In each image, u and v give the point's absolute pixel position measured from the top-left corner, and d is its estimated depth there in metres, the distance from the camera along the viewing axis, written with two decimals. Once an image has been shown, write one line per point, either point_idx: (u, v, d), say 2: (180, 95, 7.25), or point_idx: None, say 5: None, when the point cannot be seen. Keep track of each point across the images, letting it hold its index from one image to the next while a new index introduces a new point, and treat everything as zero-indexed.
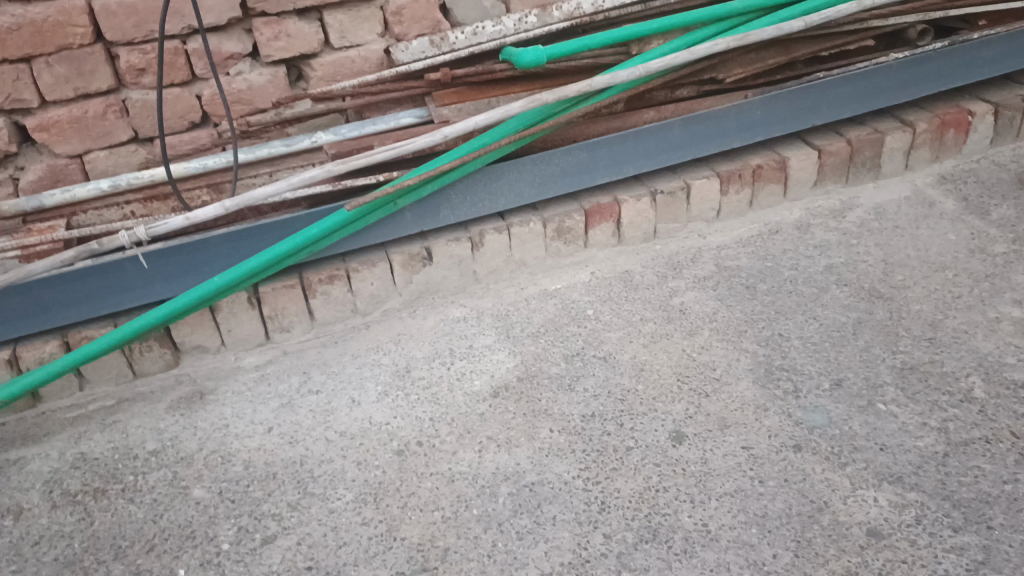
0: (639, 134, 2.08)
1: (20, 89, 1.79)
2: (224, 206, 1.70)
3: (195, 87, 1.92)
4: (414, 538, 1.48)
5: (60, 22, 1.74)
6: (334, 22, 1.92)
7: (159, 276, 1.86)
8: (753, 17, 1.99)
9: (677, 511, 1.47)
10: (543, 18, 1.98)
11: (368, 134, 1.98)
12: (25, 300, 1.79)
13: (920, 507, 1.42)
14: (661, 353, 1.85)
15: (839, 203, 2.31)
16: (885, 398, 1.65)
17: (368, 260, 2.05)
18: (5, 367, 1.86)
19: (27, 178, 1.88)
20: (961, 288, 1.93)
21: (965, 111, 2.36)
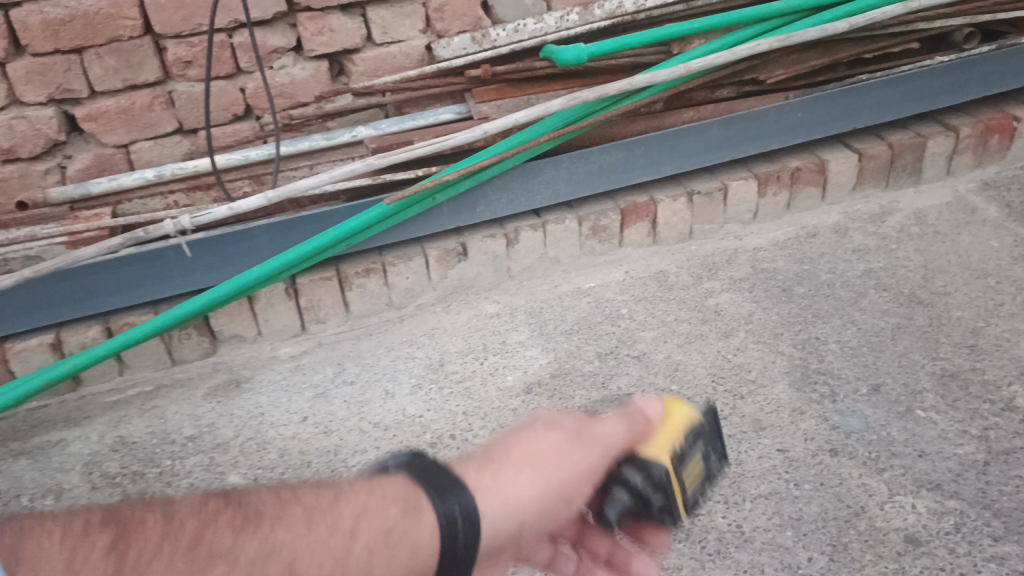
0: (677, 134, 2.08)
1: (71, 79, 1.83)
2: (266, 197, 1.72)
3: (239, 81, 1.95)
4: None
5: (111, 15, 1.77)
6: (377, 17, 1.94)
7: (200, 266, 1.89)
8: (797, 18, 1.97)
9: (711, 512, 1.46)
10: (584, 17, 1.98)
11: (407, 129, 1.99)
12: (71, 286, 1.83)
13: (959, 515, 1.40)
14: (696, 354, 1.84)
15: (878, 207, 2.28)
16: (924, 404, 1.63)
17: (404, 255, 2.07)
18: (50, 351, 1.91)
19: (74, 167, 1.93)
20: (1003, 296, 1.90)
21: (1010, 117, 2.32)
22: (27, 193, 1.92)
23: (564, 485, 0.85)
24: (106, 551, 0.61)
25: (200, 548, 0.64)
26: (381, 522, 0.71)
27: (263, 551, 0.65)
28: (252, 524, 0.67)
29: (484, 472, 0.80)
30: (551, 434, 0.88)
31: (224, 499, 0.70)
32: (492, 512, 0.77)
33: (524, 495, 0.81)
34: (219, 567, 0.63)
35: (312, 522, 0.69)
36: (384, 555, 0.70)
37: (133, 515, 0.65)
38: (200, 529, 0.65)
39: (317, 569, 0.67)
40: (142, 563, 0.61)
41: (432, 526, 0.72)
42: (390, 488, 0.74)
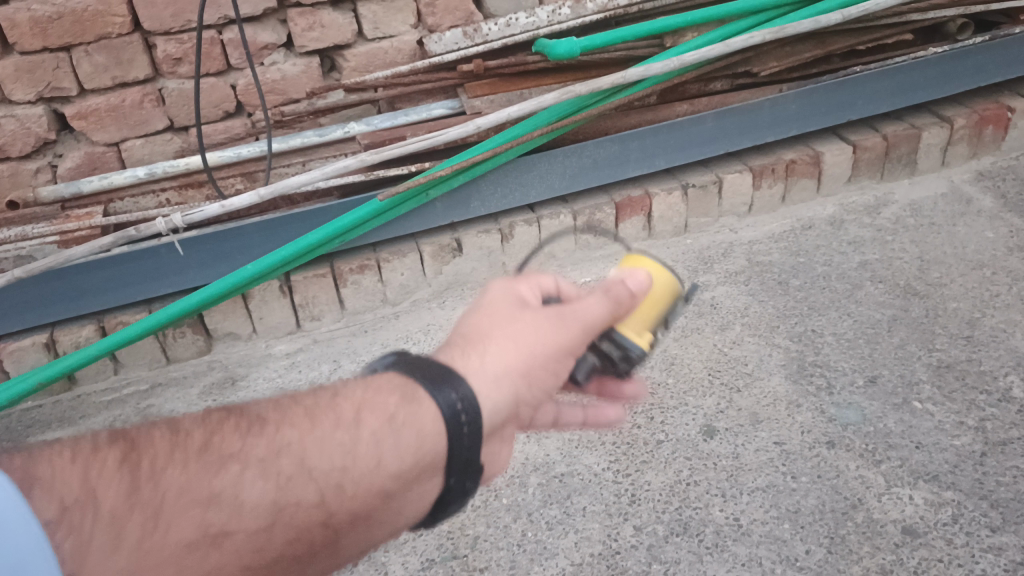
0: (672, 127, 2.07)
1: (60, 77, 1.81)
2: (258, 194, 1.71)
3: (230, 77, 1.94)
4: (444, 526, 1.50)
5: (99, 11, 1.76)
6: (368, 12, 1.93)
7: (193, 264, 1.88)
8: (790, 9, 1.96)
9: (708, 505, 1.46)
10: (577, 10, 1.97)
11: (400, 125, 1.99)
12: (63, 285, 1.82)
13: (956, 506, 1.40)
14: (693, 347, 1.84)
15: (874, 199, 2.27)
16: (921, 396, 1.63)
17: (398, 251, 2.06)
18: (43, 351, 1.90)
19: (65, 165, 1.91)
20: (999, 287, 1.90)
21: (1005, 107, 2.32)
22: (18, 192, 1.91)
23: (549, 361, 0.92)
24: (117, 464, 0.66)
25: (208, 452, 0.70)
26: (381, 411, 0.79)
27: (274, 448, 0.72)
28: (256, 428, 0.74)
29: (469, 354, 0.88)
30: (531, 314, 0.93)
31: (225, 411, 0.76)
32: (483, 390, 0.84)
33: (512, 368, 0.87)
34: (234, 465, 0.69)
35: (313, 421, 0.76)
36: (389, 444, 0.77)
37: (139, 433, 0.70)
38: (209, 437, 0.71)
39: (327, 459, 0.74)
40: (157, 469, 0.67)
41: (432, 410, 0.80)
42: (385, 381, 0.82)
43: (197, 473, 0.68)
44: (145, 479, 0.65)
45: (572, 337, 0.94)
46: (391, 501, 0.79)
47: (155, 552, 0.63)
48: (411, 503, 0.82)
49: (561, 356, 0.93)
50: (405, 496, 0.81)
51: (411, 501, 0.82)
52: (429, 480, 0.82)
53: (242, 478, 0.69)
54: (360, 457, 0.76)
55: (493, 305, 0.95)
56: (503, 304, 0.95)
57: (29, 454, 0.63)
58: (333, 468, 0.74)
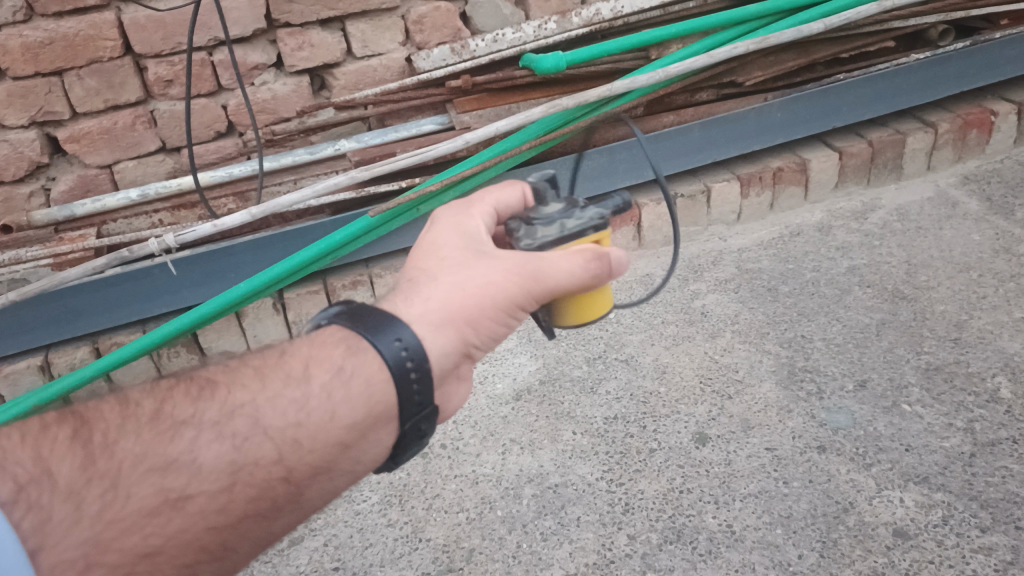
0: (659, 138, 2.10)
1: (52, 101, 1.83)
2: (250, 212, 1.73)
3: (221, 98, 1.96)
4: (440, 539, 1.51)
5: (90, 36, 1.78)
6: (357, 31, 1.96)
7: (187, 283, 1.89)
8: (772, 20, 1.99)
9: (702, 513, 1.47)
10: (562, 25, 1.99)
11: (390, 142, 2.01)
12: (58, 307, 1.83)
13: (947, 508, 1.41)
14: (684, 355, 1.85)
15: (861, 204, 2.30)
16: (910, 398, 1.64)
17: (391, 266, 2.08)
18: (38, 373, 1.91)
19: (58, 189, 1.93)
20: (986, 288, 1.92)
21: (988, 111, 2.35)
22: (11, 216, 1.92)
23: (499, 310, 0.95)
24: (68, 439, 0.76)
25: (160, 422, 0.79)
26: (330, 364, 0.86)
27: (226, 411, 0.81)
28: (206, 393, 0.83)
29: (412, 300, 0.93)
30: (485, 263, 0.97)
31: (175, 383, 0.86)
32: (426, 334, 0.90)
33: (455, 314, 0.93)
34: (187, 432, 0.79)
35: (263, 381, 0.85)
36: (337, 396, 0.84)
37: (90, 410, 0.81)
38: (160, 406, 0.81)
39: (277, 416, 0.82)
40: (109, 441, 0.76)
41: (376, 359, 0.86)
42: (329, 336, 0.89)
43: (152, 442, 0.77)
44: (99, 452, 0.75)
45: (526, 290, 0.96)
46: (350, 451, 0.86)
47: (120, 519, 0.72)
48: (371, 450, 0.88)
49: (512, 307, 0.97)
50: (364, 444, 0.87)
51: (371, 448, 0.88)
52: (384, 427, 0.88)
53: (197, 442, 0.78)
54: (312, 412, 0.83)
55: (442, 248, 1.00)
56: (454, 249, 1.00)
57: None
58: (285, 426, 0.81)
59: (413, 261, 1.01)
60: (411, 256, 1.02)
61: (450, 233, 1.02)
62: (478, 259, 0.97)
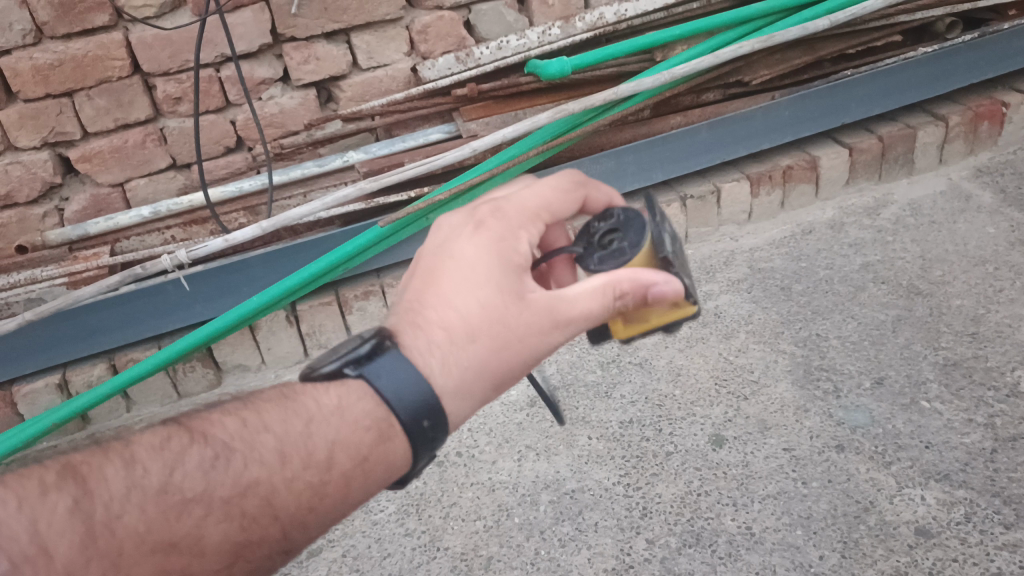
0: (667, 140, 2.09)
1: (63, 122, 1.85)
2: (261, 226, 1.73)
3: (230, 113, 1.97)
4: (457, 548, 1.51)
5: (99, 56, 1.80)
6: (362, 43, 1.96)
7: (199, 298, 1.90)
8: (776, 18, 1.98)
9: (720, 515, 1.46)
10: (566, 30, 2.00)
11: (398, 151, 2.02)
12: (73, 325, 1.84)
13: (969, 505, 1.40)
14: (698, 357, 1.84)
15: (873, 200, 2.28)
16: (929, 395, 1.62)
17: (402, 275, 2.08)
18: (56, 391, 1.93)
19: (72, 209, 1.95)
20: (1002, 282, 1.89)
21: (999, 103, 2.32)
22: (26, 236, 1.94)
23: (527, 366, 0.94)
24: (68, 510, 0.73)
25: (168, 496, 0.77)
26: (355, 451, 0.83)
27: (239, 488, 0.79)
28: (220, 462, 0.80)
29: (448, 364, 0.88)
30: (531, 326, 0.92)
31: (186, 437, 0.82)
32: (455, 409, 0.88)
33: (487, 382, 0.91)
34: (196, 510, 0.77)
35: (282, 457, 0.81)
36: (354, 483, 0.83)
37: (93, 469, 0.77)
38: (169, 475, 0.78)
39: (292, 502, 0.81)
40: (111, 516, 0.74)
41: (405, 446, 0.85)
42: (361, 413, 0.85)
43: (158, 521, 0.75)
44: (99, 530, 0.73)
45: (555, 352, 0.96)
46: (352, 518, 0.87)
47: None
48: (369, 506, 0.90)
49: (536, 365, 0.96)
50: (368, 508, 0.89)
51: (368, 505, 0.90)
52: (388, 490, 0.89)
53: (204, 523, 0.77)
54: (327, 497, 0.82)
55: (484, 282, 0.91)
56: (502, 293, 0.91)
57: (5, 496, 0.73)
58: (298, 511, 0.81)
59: (446, 289, 0.92)
60: (442, 279, 0.93)
61: (495, 269, 0.92)
62: (524, 311, 0.91)
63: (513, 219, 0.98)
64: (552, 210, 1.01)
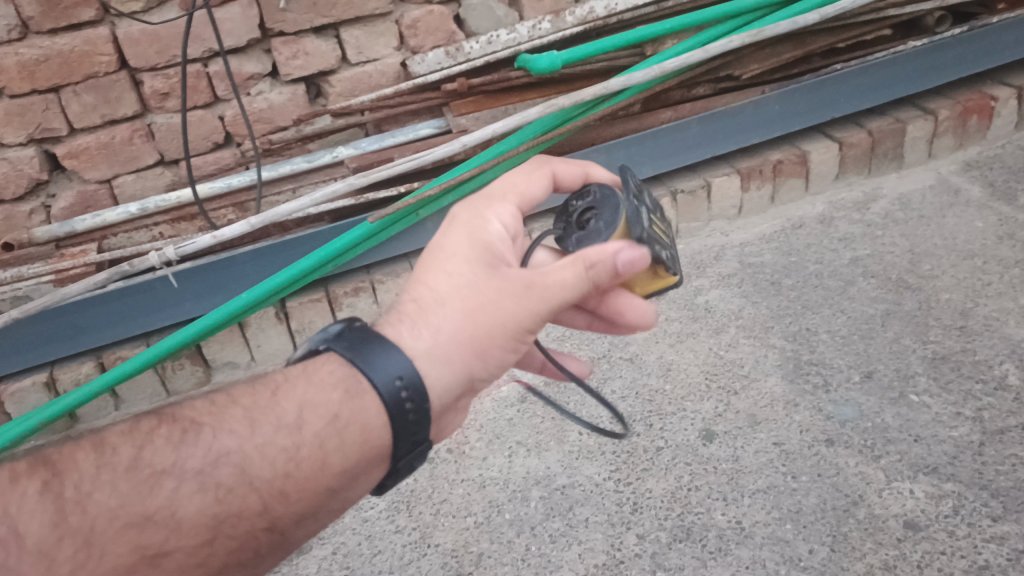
0: (656, 135, 2.10)
1: (50, 118, 1.84)
2: (249, 223, 1.72)
3: (218, 109, 1.96)
4: (448, 544, 1.51)
5: (85, 51, 1.78)
6: (351, 38, 1.95)
7: (188, 296, 1.89)
8: (766, 12, 1.97)
9: (710, 510, 1.46)
10: (556, 24, 1.98)
11: (388, 147, 2.01)
12: (61, 324, 1.83)
13: (957, 497, 1.40)
14: (688, 352, 1.84)
15: (862, 194, 2.29)
16: (917, 389, 1.63)
17: (392, 271, 2.08)
18: (44, 390, 1.92)
19: (59, 206, 1.94)
20: (990, 275, 1.90)
21: (987, 97, 2.33)
22: (13, 234, 1.93)
23: (511, 334, 0.91)
24: (38, 493, 0.77)
25: (140, 472, 0.79)
26: (325, 411, 0.84)
27: (210, 459, 0.80)
28: (189, 437, 0.82)
29: (418, 329, 0.89)
30: (501, 286, 0.90)
31: (157, 420, 0.85)
32: (430, 371, 0.87)
33: (464, 348, 0.90)
34: (168, 481, 0.79)
35: (251, 426, 0.83)
36: (329, 445, 0.83)
37: (65, 457, 0.81)
38: (139, 451, 0.81)
39: (266, 467, 0.81)
40: (82, 494, 0.77)
41: (375, 402, 0.85)
42: (328, 374, 0.87)
43: (128, 495, 0.77)
44: (70, 509, 0.76)
45: (536, 314, 0.91)
46: (338, 494, 0.86)
47: None
48: (361, 487, 0.89)
49: (523, 334, 0.92)
50: (353, 484, 0.87)
51: (359, 486, 0.88)
52: (376, 465, 0.88)
53: (177, 494, 0.78)
54: (303, 462, 0.82)
55: (451, 256, 0.94)
56: (468, 262, 0.92)
57: None
58: (273, 477, 0.81)
59: (420, 272, 0.96)
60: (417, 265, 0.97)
61: (462, 243, 0.95)
62: (491, 273, 0.91)
63: (481, 204, 1.00)
64: (520, 192, 1.03)
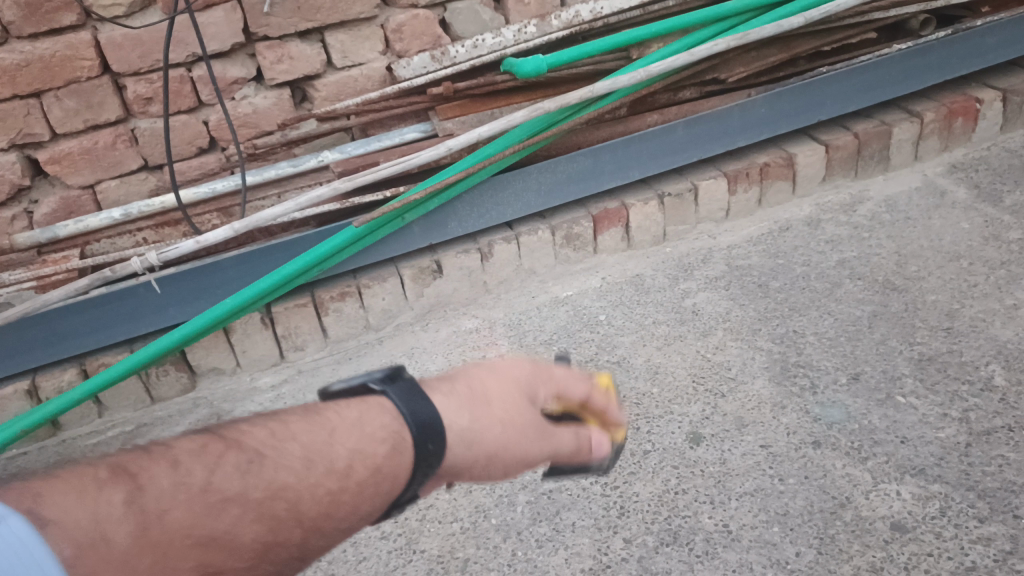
0: (643, 138, 2.09)
1: (31, 123, 1.82)
2: (233, 227, 1.72)
3: (202, 114, 1.95)
4: (434, 550, 1.49)
5: (67, 56, 1.77)
6: (336, 42, 1.94)
7: (172, 301, 1.88)
8: (752, 15, 1.98)
9: (697, 513, 1.46)
10: (542, 28, 1.99)
11: (373, 151, 2.00)
12: (42, 331, 1.81)
13: (944, 499, 1.40)
14: (675, 356, 1.84)
15: (849, 196, 2.29)
16: (904, 390, 1.63)
17: (378, 276, 2.07)
18: (25, 398, 1.90)
19: (40, 212, 1.91)
20: (976, 277, 1.91)
21: (972, 99, 2.34)
22: None
23: (516, 461, 0.80)
24: (123, 504, 0.60)
25: (212, 497, 0.64)
26: (373, 463, 0.71)
27: (271, 491, 0.66)
28: (257, 466, 0.67)
29: (460, 411, 0.78)
30: (530, 417, 0.82)
31: (223, 441, 0.69)
32: (455, 453, 0.76)
33: (484, 453, 0.78)
34: (234, 509, 0.64)
35: (310, 464, 0.69)
36: (371, 494, 0.71)
37: (139, 463, 0.64)
38: (211, 471, 0.65)
39: (318, 508, 0.68)
40: (159, 510, 0.61)
41: (411, 467, 0.73)
42: (380, 426, 0.74)
43: (199, 517, 0.62)
44: (150, 523, 0.60)
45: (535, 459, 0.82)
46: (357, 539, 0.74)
47: None
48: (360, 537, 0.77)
49: (518, 467, 0.81)
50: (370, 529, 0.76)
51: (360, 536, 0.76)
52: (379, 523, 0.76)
53: (241, 523, 0.64)
54: (349, 508, 0.70)
55: (500, 368, 0.84)
56: (514, 377, 0.83)
57: (34, 491, 0.58)
58: (322, 519, 0.69)
59: (468, 367, 0.85)
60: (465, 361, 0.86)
61: (513, 365, 0.84)
62: (534, 406, 0.83)
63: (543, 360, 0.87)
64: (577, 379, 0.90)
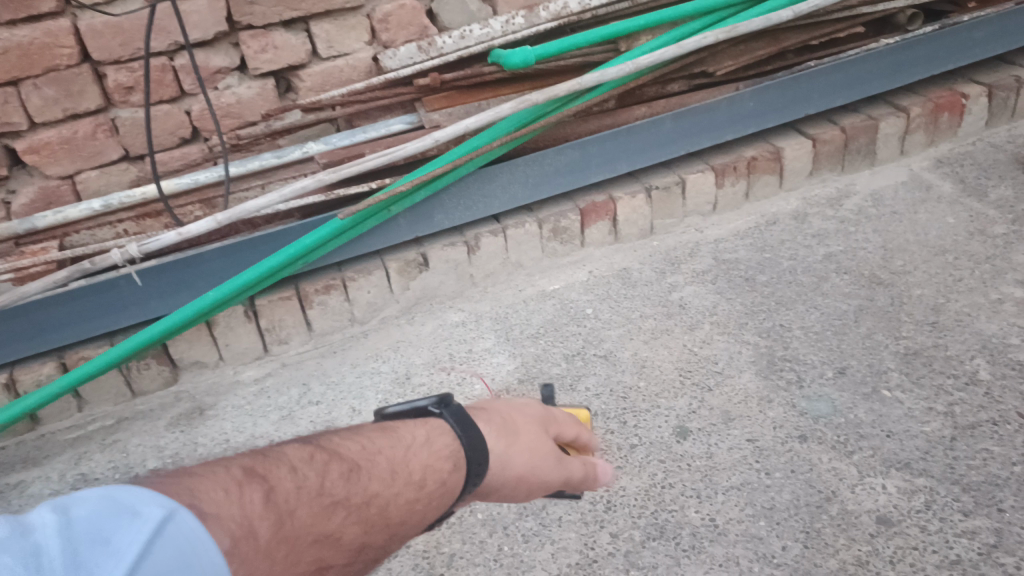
0: (631, 131, 2.08)
1: (9, 112, 1.78)
2: (216, 219, 1.69)
3: (184, 104, 1.92)
4: (419, 545, 1.48)
5: (46, 44, 1.73)
6: (321, 32, 1.92)
7: (154, 294, 1.85)
8: (741, 8, 1.97)
9: (684, 507, 1.45)
10: (530, 19, 1.96)
11: (359, 142, 1.97)
12: (20, 323, 1.78)
13: (929, 492, 1.40)
14: (662, 349, 1.83)
15: (836, 190, 2.29)
16: (890, 384, 1.63)
17: (363, 269, 2.05)
18: (3, 391, 1.86)
19: (19, 202, 1.89)
20: (962, 271, 1.91)
21: (958, 94, 2.35)
22: None
23: (536, 486, 0.95)
24: (264, 501, 0.68)
25: (324, 499, 0.74)
26: (438, 475, 0.84)
27: (366, 496, 0.77)
28: (355, 475, 0.78)
29: (498, 437, 0.92)
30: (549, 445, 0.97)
31: (325, 451, 0.78)
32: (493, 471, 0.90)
33: (513, 473, 0.92)
34: (340, 511, 0.74)
35: (394, 475, 0.81)
36: (435, 503, 0.84)
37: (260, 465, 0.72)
38: (320, 476, 0.75)
39: (398, 511, 0.80)
40: (287, 508, 0.70)
41: (460, 482, 0.86)
42: (442, 445, 0.87)
43: (316, 516, 0.72)
44: (283, 519, 0.69)
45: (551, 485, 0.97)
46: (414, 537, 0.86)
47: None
48: None
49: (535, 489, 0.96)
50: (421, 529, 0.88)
51: None
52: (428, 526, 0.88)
53: (344, 523, 0.75)
54: (417, 512, 0.82)
55: (521, 404, 0.99)
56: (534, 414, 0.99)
57: (185, 484, 0.65)
58: (399, 520, 0.81)
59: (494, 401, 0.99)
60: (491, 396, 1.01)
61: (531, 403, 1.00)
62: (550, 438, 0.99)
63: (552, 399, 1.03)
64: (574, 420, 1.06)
